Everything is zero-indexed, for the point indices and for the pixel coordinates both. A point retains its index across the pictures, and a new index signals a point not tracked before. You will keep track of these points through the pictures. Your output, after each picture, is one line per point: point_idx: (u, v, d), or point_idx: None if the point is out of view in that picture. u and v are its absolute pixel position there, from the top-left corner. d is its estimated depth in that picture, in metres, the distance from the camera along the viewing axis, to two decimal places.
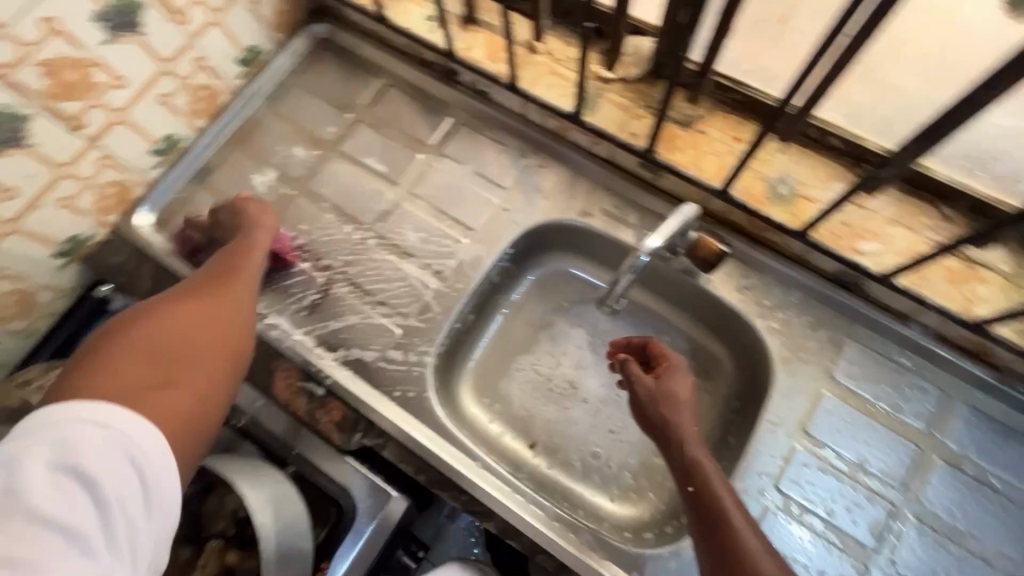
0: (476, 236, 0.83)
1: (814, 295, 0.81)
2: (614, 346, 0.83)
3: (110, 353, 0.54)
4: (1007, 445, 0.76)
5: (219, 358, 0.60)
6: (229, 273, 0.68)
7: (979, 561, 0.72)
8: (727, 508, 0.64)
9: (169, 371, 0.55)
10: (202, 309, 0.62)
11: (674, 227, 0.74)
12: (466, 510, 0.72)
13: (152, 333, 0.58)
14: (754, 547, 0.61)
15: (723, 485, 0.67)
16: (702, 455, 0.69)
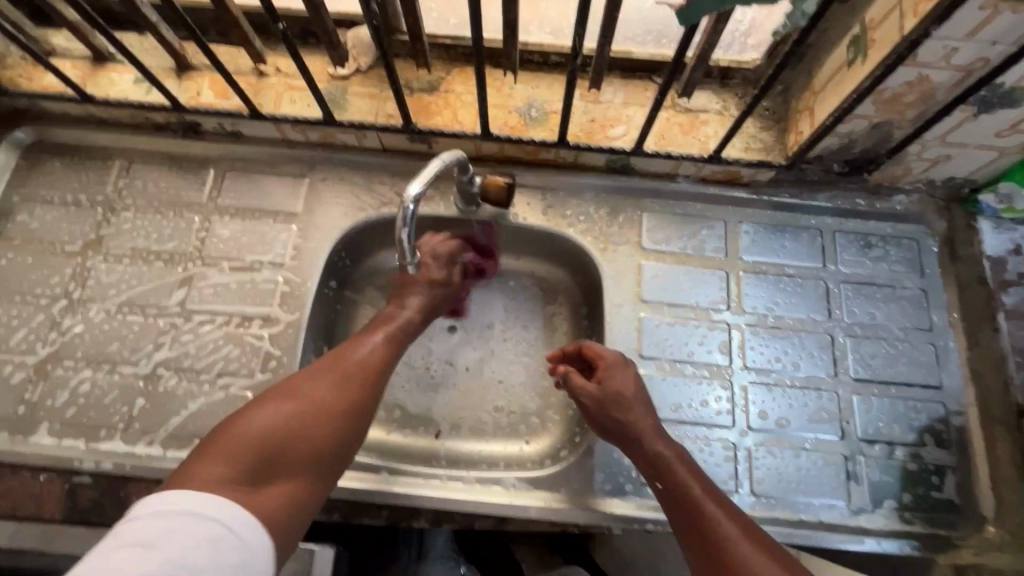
0: (288, 268, 0.84)
1: (602, 189, 0.89)
2: (551, 361, 0.80)
3: (258, 418, 0.57)
4: (782, 237, 0.89)
5: (350, 426, 0.62)
6: (348, 346, 0.69)
7: (803, 333, 0.84)
8: (704, 502, 0.64)
9: (279, 455, 0.56)
10: (314, 387, 0.62)
11: (436, 171, 0.70)
12: (393, 521, 0.73)
13: (284, 408, 0.59)
14: (737, 545, 0.60)
15: (695, 477, 0.66)
16: (674, 457, 0.68)
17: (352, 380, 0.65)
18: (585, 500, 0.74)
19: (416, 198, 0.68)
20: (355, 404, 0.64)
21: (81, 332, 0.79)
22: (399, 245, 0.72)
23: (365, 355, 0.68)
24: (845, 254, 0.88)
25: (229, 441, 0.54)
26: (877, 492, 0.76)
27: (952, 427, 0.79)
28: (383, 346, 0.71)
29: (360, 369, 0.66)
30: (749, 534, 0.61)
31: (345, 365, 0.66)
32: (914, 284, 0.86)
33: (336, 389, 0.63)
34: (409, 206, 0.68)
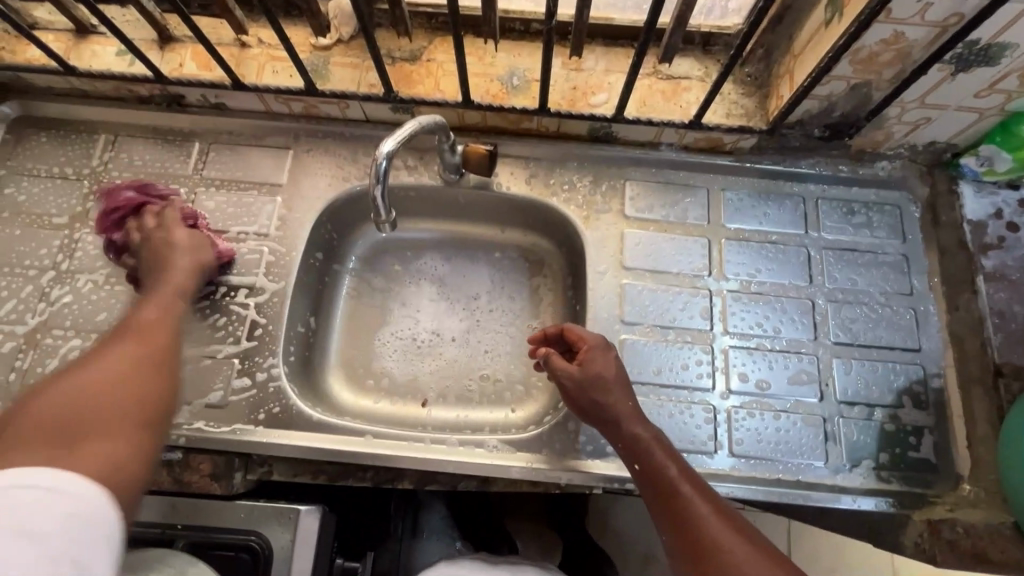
0: (273, 239, 0.85)
1: (585, 159, 0.89)
2: (533, 343, 0.80)
3: (26, 415, 0.48)
4: (765, 204, 0.89)
5: (155, 384, 0.55)
6: (128, 317, 0.62)
7: (785, 299, 0.84)
8: (679, 483, 0.64)
9: (91, 419, 0.49)
10: (92, 365, 0.54)
11: (410, 130, 0.71)
12: (379, 483, 0.75)
13: (64, 388, 0.50)
14: (711, 526, 0.60)
15: (671, 460, 0.66)
16: (651, 439, 0.68)
17: (151, 339, 0.59)
18: (566, 461, 0.76)
19: (389, 154, 0.69)
20: (150, 365, 0.56)
21: (69, 302, 0.80)
22: (375, 203, 0.72)
23: (162, 312, 0.63)
24: (828, 221, 0.88)
25: (21, 423, 0.47)
26: (855, 452, 0.77)
27: (930, 389, 0.80)
28: (181, 278, 0.70)
29: (157, 322, 0.61)
30: (720, 510, 0.62)
31: (137, 330, 0.59)
32: (896, 249, 0.87)
33: (132, 354, 0.56)
34: (381, 162, 0.70)
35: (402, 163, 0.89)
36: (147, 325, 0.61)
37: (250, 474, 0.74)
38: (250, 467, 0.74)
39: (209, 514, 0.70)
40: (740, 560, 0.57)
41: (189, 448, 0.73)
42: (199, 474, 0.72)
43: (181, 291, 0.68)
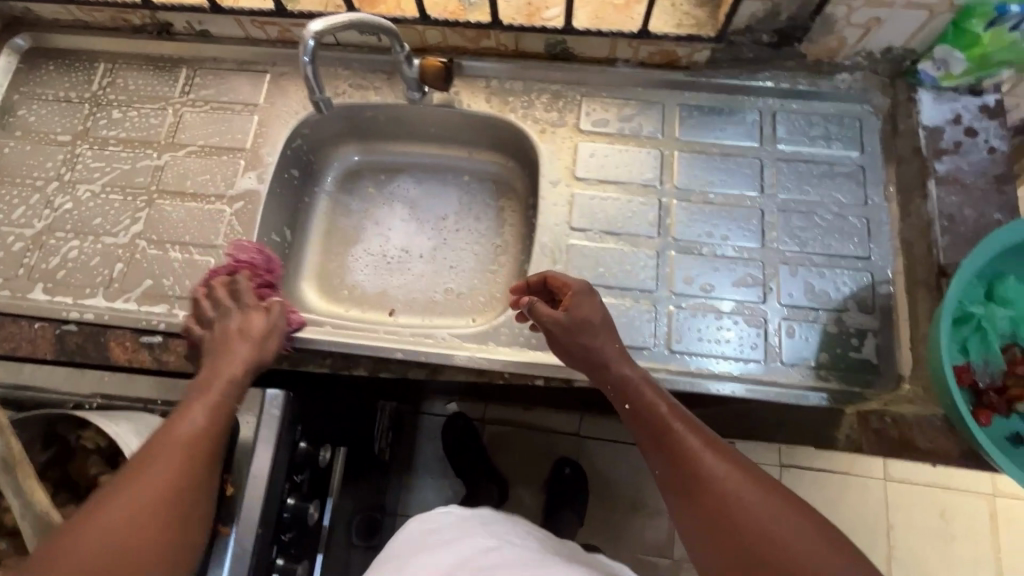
0: (249, 153, 0.91)
1: (542, 76, 0.92)
2: (516, 293, 0.80)
3: (81, 528, 0.48)
4: (720, 118, 0.90)
5: (200, 493, 0.54)
6: (175, 422, 0.56)
7: (733, 208, 0.86)
8: (671, 422, 0.63)
9: (118, 565, 0.47)
10: (134, 484, 0.51)
11: (345, 20, 0.73)
12: (336, 371, 0.81)
13: (105, 512, 0.49)
14: (722, 476, 0.59)
15: (664, 400, 0.65)
16: (650, 387, 0.67)
17: (195, 442, 0.56)
18: (511, 352, 0.80)
19: (318, 35, 0.71)
20: (185, 487, 0.53)
21: (70, 209, 0.89)
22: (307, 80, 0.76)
23: (207, 408, 0.59)
24: (785, 134, 0.89)
25: (77, 552, 0.47)
26: (795, 351, 0.78)
27: (878, 295, 0.80)
28: (236, 360, 0.65)
29: (198, 427, 0.57)
30: (714, 446, 0.61)
31: (184, 447, 0.55)
32: (853, 160, 0.86)
33: (174, 479, 0.52)
34: (309, 42, 0.72)
35: (369, 83, 0.94)
36: (198, 449, 0.55)
37: None
38: None
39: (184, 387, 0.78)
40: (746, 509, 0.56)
41: (169, 333, 0.81)
42: (175, 355, 0.80)
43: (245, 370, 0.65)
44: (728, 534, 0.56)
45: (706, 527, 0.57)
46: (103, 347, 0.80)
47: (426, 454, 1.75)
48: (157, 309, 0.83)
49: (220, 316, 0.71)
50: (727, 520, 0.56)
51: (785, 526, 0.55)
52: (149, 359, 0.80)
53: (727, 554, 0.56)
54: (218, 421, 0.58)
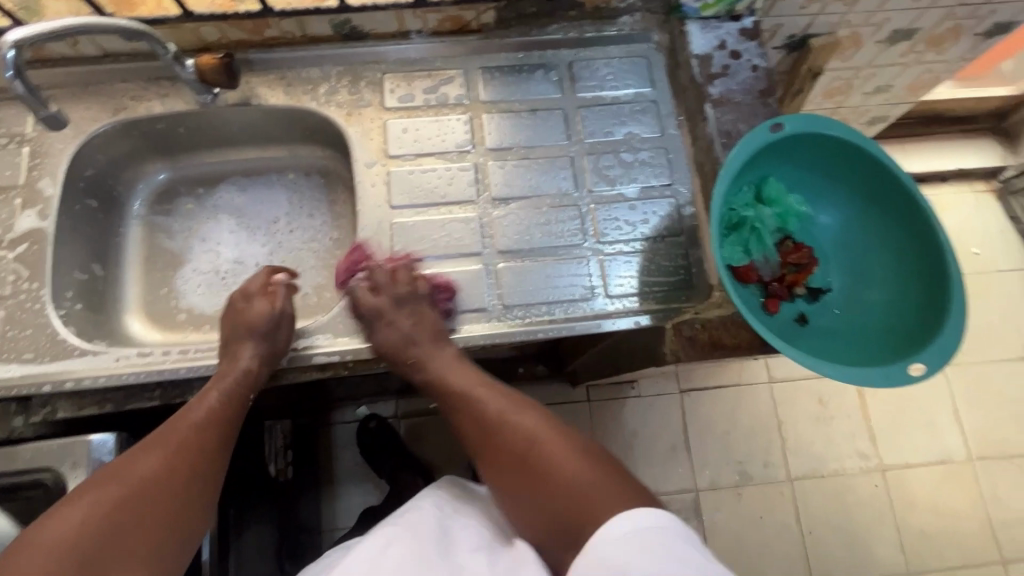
0: (25, 189, 0.82)
1: (337, 58, 0.90)
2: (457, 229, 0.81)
3: (68, 512, 0.58)
4: (520, 75, 0.92)
5: (186, 497, 0.65)
6: (170, 426, 0.69)
7: (546, 159, 0.89)
8: (512, 417, 0.72)
9: (107, 542, 0.58)
10: (123, 480, 0.62)
11: (58, 26, 0.66)
12: (169, 401, 0.77)
13: (98, 496, 0.60)
14: (548, 444, 0.69)
15: (495, 396, 0.76)
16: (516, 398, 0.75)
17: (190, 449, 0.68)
18: (350, 340, 0.79)
19: (19, 45, 0.65)
20: (170, 486, 0.64)
21: None
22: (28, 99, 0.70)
23: (198, 425, 0.69)
24: (584, 81, 0.93)
25: (60, 528, 0.57)
26: (617, 282, 0.83)
27: (684, 217, 0.87)
28: (235, 385, 0.74)
29: (188, 436, 0.68)
30: (551, 423, 0.71)
31: (172, 449, 0.66)
32: (647, 97, 0.92)
33: (155, 473, 0.64)
34: (12, 53, 0.65)
35: (152, 93, 0.87)
36: (187, 451, 0.67)
37: (33, 417, 0.75)
38: (30, 410, 0.75)
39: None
40: (559, 470, 0.66)
41: None
42: None
43: (246, 392, 0.75)
44: (538, 481, 0.67)
45: (497, 469, 0.71)
46: None
47: (342, 462, 1.69)
48: None
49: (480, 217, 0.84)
50: (545, 474, 0.67)
51: (569, 466, 0.66)
52: None
53: (522, 495, 0.68)
54: (209, 433, 0.70)
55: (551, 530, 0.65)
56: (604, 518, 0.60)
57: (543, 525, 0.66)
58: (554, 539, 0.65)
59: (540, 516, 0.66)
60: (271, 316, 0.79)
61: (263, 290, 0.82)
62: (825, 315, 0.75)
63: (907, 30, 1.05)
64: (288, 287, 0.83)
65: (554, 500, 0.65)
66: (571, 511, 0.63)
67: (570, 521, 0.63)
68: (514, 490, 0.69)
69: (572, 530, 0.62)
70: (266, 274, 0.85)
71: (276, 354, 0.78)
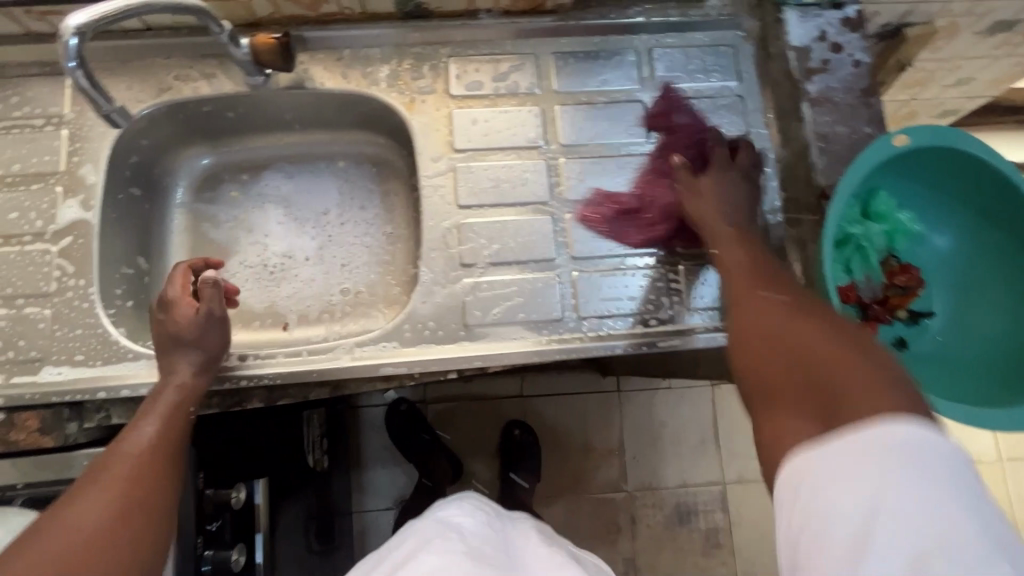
0: (65, 176, 0.76)
1: (398, 39, 0.82)
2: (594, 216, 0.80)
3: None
4: (597, 62, 0.84)
5: (146, 528, 0.55)
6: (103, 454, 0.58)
7: (624, 158, 0.82)
8: (733, 255, 0.67)
9: None
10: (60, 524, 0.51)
11: (116, 7, 0.60)
12: (228, 408, 0.74)
13: (28, 556, 0.48)
14: (769, 319, 0.54)
15: (733, 249, 0.67)
16: (722, 259, 0.67)
17: (139, 472, 0.57)
18: (416, 351, 0.75)
19: (80, 31, 0.58)
20: (121, 516, 0.53)
21: None
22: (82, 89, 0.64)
23: (145, 446, 0.59)
24: (664, 71, 0.85)
25: None
26: (696, 296, 0.78)
27: (770, 224, 0.81)
28: (178, 398, 0.65)
29: (135, 459, 0.58)
30: (792, 296, 0.57)
31: (114, 475, 0.56)
32: (732, 91, 0.84)
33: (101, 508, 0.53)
34: (71, 40, 0.58)
35: (198, 72, 0.80)
36: (134, 476, 0.56)
37: (87, 423, 0.71)
38: (84, 415, 0.71)
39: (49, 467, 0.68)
40: (805, 344, 0.50)
41: (11, 407, 0.69)
42: (25, 431, 0.69)
43: (189, 400, 0.66)
44: (754, 330, 0.55)
45: (756, 361, 0.53)
46: None
47: (371, 445, 1.67)
48: None
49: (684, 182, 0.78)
50: (785, 345, 0.51)
51: (749, 313, 0.56)
52: None
53: (762, 389, 0.51)
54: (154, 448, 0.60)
55: (801, 413, 0.47)
56: (876, 419, 0.43)
57: (811, 428, 0.46)
58: (782, 424, 0.48)
59: (774, 391, 0.50)
60: (197, 322, 0.69)
61: (183, 291, 0.71)
62: (926, 342, 0.71)
63: (1009, 21, 0.97)
64: (218, 284, 0.71)
65: (784, 356, 0.51)
66: (840, 406, 0.45)
67: (803, 403, 0.47)
68: (773, 364, 0.51)
69: (829, 413, 0.46)
70: (186, 275, 0.73)
71: (215, 354, 0.70)
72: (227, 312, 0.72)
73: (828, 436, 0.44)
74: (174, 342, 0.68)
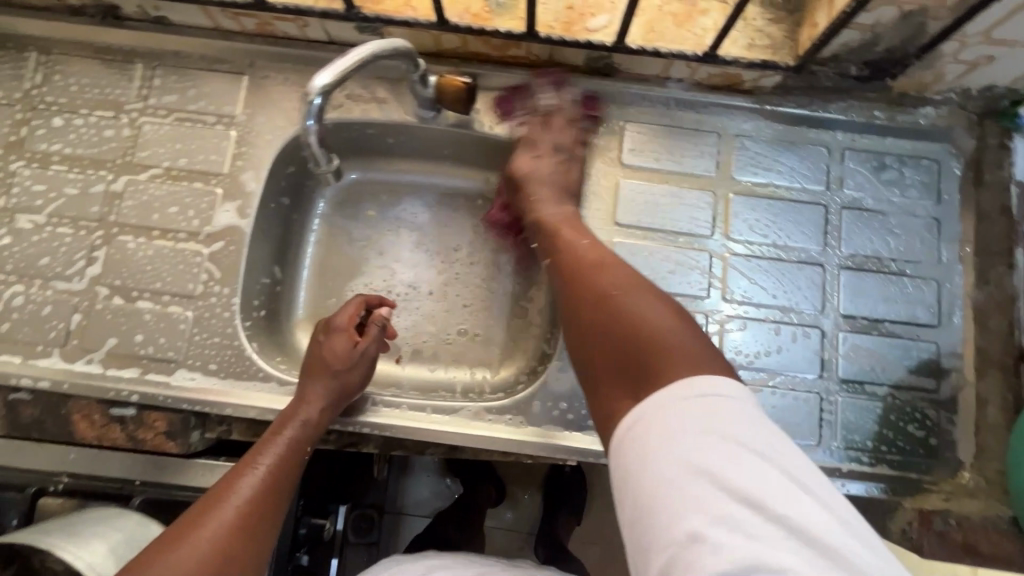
0: (226, 181, 0.76)
1: (578, 94, 0.77)
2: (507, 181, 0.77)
3: None
4: (782, 155, 0.77)
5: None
6: (223, 484, 0.61)
7: (794, 264, 0.76)
8: (557, 271, 0.63)
9: None
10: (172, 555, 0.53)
11: (354, 62, 0.58)
12: (344, 446, 0.73)
13: None
14: (613, 288, 0.55)
15: (590, 246, 0.63)
16: (580, 271, 0.60)
17: (234, 529, 0.57)
18: (541, 431, 0.71)
19: (322, 91, 0.57)
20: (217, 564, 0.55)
21: (10, 244, 0.74)
22: (305, 136, 0.63)
23: (260, 486, 0.61)
24: (855, 176, 0.77)
25: None
26: (850, 434, 0.71)
27: (944, 369, 0.73)
28: (296, 439, 0.66)
29: (247, 496, 0.60)
30: (622, 271, 0.57)
31: (218, 513, 0.58)
32: (927, 211, 0.76)
33: (204, 549, 0.55)
34: (315, 99, 0.58)
35: (370, 95, 0.78)
36: (239, 518, 0.58)
37: (209, 432, 0.72)
38: (207, 424, 0.72)
39: (167, 474, 0.69)
40: (640, 315, 0.51)
41: (143, 404, 0.70)
42: (153, 432, 0.70)
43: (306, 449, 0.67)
44: (588, 321, 0.54)
45: (587, 327, 0.54)
46: (68, 422, 0.70)
47: None
48: (127, 374, 0.71)
49: (536, 158, 0.74)
50: (622, 323, 0.51)
51: (622, 280, 0.56)
52: (123, 435, 0.70)
53: (603, 353, 0.51)
54: (268, 484, 0.62)
55: (609, 383, 0.49)
56: (673, 381, 0.44)
57: (630, 402, 0.46)
58: (621, 406, 0.47)
59: (603, 384, 0.50)
60: (352, 355, 0.71)
61: (349, 323, 0.73)
62: None
63: None
64: (384, 326, 0.75)
65: (610, 332, 0.51)
66: (655, 359, 0.47)
67: (627, 358, 0.49)
68: (598, 343, 0.52)
69: (649, 376, 0.46)
70: (355, 308, 0.74)
71: (347, 394, 0.70)
72: (377, 355, 0.74)
73: (654, 388, 0.45)
74: (324, 369, 0.69)
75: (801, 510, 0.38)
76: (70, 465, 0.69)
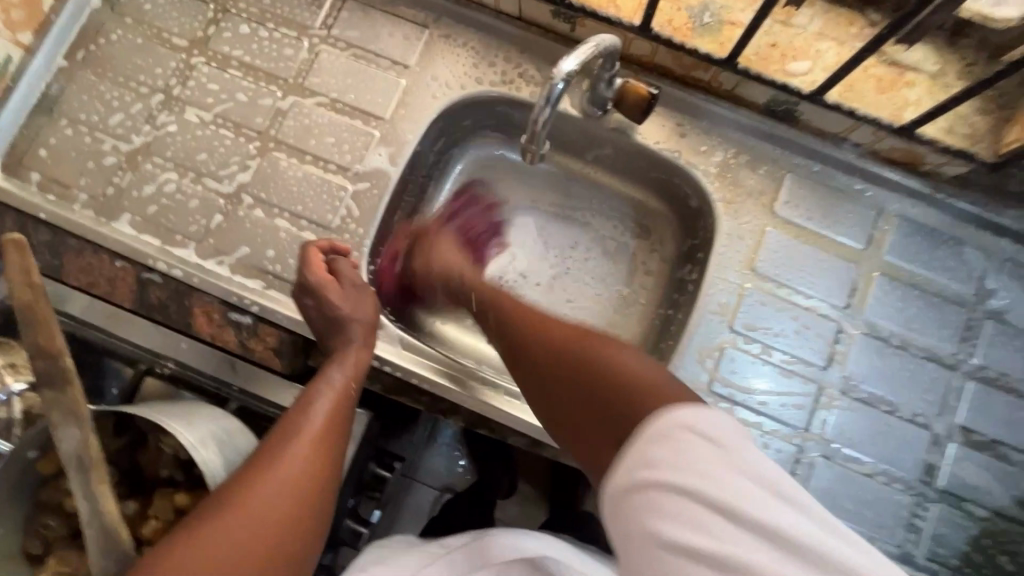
0: (385, 126, 0.78)
1: (749, 131, 0.76)
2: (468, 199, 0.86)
3: (185, 544, 0.49)
4: (939, 247, 0.75)
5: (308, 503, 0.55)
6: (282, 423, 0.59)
7: (923, 359, 0.73)
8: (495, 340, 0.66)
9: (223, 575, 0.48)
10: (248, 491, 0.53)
11: (591, 54, 0.61)
12: (432, 410, 0.75)
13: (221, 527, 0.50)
14: (549, 365, 0.57)
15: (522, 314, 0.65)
16: (572, 331, 0.57)
17: (311, 462, 0.57)
18: None
19: (567, 76, 0.59)
20: (294, 493, 0.54)
21: (174, 132, 0.77)
22: (531, 127, 0.63)
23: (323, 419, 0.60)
24: (1010, 290, 0.74)
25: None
26: (936, 546, 0.69)
27: None
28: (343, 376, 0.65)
29: (315, 426, 0.59)
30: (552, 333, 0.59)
31: (284, 445, 0.57)
32: None
33: (278, 482, 0.54)
34: (557, 83, 0.60)
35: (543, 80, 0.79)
36: (306, 450, 0.57)
37: (312, 360, 0.75)
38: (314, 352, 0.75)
39: (266, 388, 0.71)
40: (612, 362, 0.52)
41: (260, 317, 0.73)
42: (262, 345, 0.73)
43: (356, 391, 0.65)
44: (567, 371, 0.55)
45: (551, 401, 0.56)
46: (188, 312, 0.72)
47: None
48: (251, 284, 0.73)
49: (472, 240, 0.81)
50: (593, 373, 0.52)
51: (617, 351, 0.53)
52: (234, 341, 0.73)
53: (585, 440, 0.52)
54: (331, 417, 0.61)
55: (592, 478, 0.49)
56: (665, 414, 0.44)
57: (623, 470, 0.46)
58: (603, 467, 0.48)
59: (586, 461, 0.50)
60: (347, 292, 0.69)
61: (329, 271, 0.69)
62: None
63: None
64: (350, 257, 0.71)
65: (595, 390, 0.51)
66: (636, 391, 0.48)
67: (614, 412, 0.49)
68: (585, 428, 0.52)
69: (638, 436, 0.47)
70: (315, 256, 0.69)
71: (366, 326, 0.69)
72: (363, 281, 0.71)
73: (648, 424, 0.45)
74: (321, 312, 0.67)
75: (788, 514, 0.39)
76: (178, 352, 0.72)
